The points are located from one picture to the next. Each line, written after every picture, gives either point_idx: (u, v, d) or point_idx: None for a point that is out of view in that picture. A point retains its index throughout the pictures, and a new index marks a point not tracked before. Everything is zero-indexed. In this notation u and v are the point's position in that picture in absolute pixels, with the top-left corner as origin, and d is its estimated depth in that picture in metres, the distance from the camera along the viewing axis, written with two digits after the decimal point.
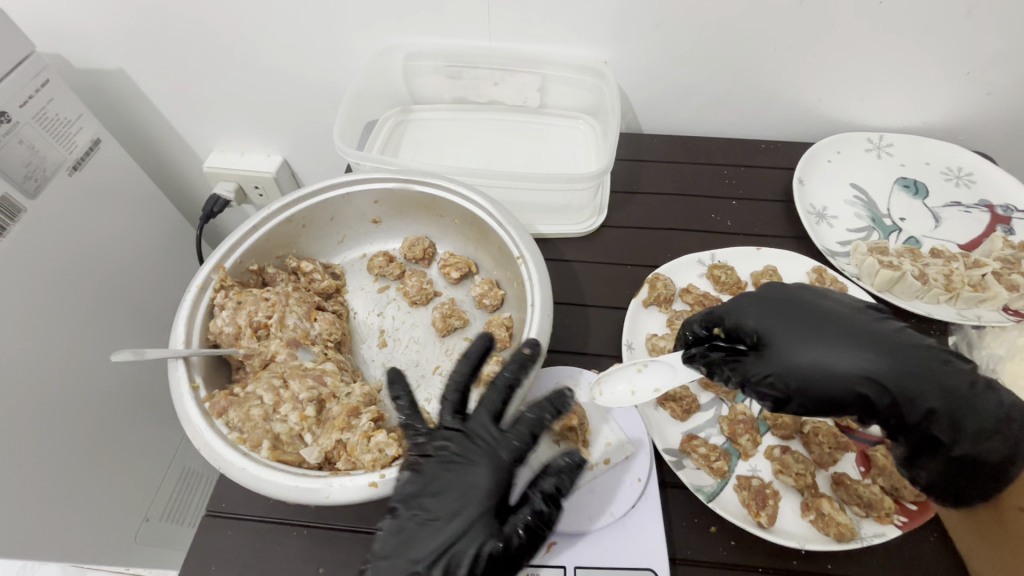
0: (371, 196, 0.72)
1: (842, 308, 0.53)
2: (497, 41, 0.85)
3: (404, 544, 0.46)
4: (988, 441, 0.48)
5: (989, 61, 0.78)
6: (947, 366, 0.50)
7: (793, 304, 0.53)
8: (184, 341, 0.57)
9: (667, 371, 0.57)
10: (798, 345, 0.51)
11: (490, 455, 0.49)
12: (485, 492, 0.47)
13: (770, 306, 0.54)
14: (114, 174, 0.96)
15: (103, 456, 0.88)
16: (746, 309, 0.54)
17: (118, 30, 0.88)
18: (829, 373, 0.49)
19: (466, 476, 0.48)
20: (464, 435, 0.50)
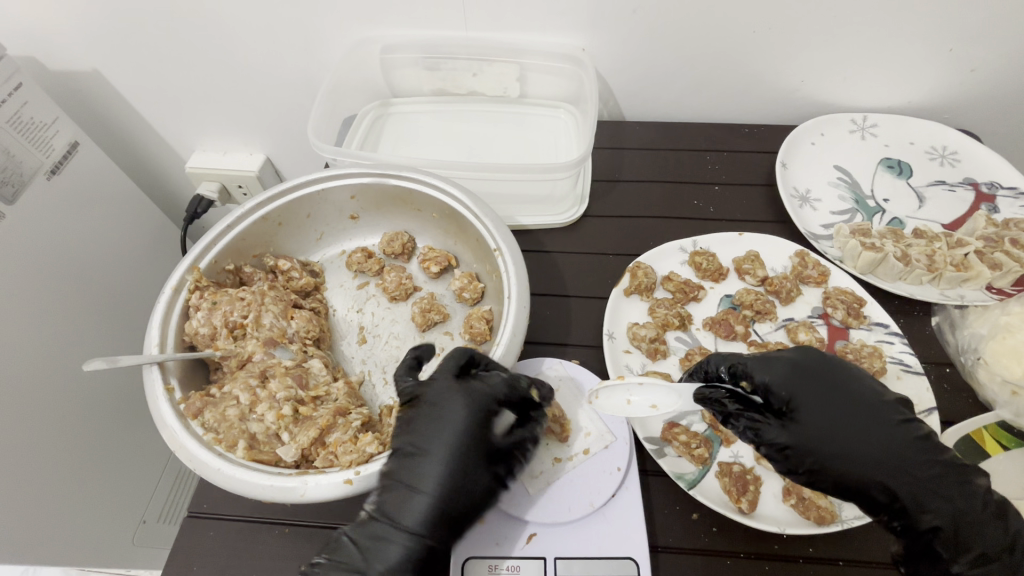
0: (348, 191, 0.71)
1: (877, 397, 0.51)
2: (474, 30, 0.84)
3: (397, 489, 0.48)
4: (987, 566, 0.46)
5: (970, 36, 0.76)
6: (965, 486, 0.48)
7: (833, 381, 0.51)
8: (158, 344, 0.56)
9: (668, 393, 0.56)
10: (828, 425, 0.49)
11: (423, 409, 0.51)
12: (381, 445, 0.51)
13: (810, 376, 0.51)
14: (96, 179, 0.96)
15: (96, 462, 0.88)
16: (781, 378, 0.51)
17: (91, 30, 0.86)
18: (853, 455, 0.48)
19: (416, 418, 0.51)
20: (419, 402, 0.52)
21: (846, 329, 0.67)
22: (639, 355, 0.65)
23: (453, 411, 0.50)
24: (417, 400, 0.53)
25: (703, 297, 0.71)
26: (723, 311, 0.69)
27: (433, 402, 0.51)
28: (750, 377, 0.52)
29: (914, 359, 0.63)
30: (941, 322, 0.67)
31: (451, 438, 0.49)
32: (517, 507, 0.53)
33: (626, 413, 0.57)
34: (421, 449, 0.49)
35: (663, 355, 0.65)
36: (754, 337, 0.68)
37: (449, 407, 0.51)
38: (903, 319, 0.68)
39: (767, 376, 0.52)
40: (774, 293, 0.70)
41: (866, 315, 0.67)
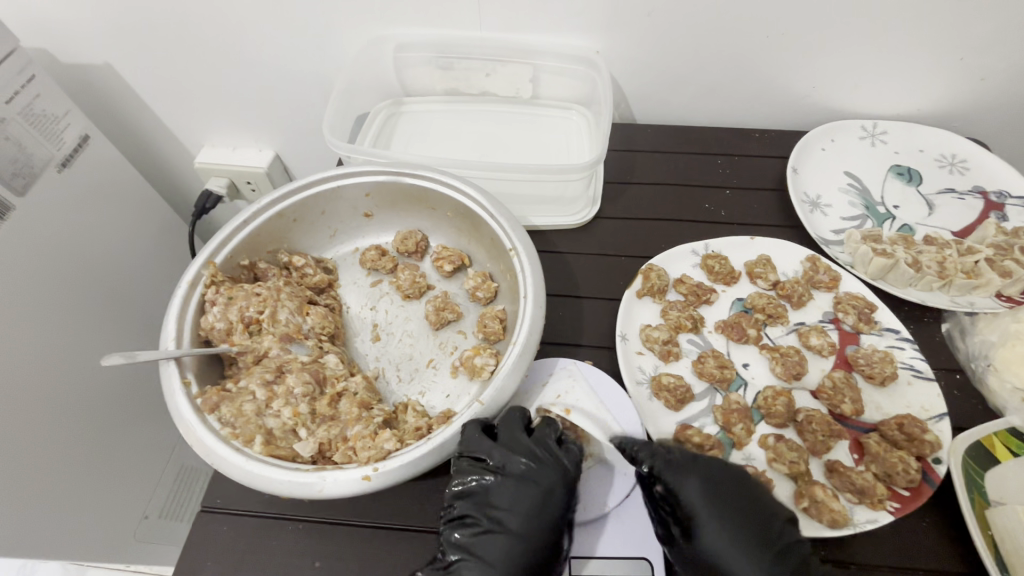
0: (363, 189, 0.71)
1: (771, 519, 0.50)
2: (488, 30, 0.84)
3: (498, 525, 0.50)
4: None
5: (981, 46, 0.77)
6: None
7: (733, 490, 0.51)
8: (175, 339, 0.56)
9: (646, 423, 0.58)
10: (719, 543, 0.48)
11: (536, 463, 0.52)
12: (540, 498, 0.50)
13: (713, 483, 0.51)
14: (105, 172, 0.95)
15: (99, 457, 0.88)
16: (685, 480, 0.51)
17: (103, 23, 0.86)
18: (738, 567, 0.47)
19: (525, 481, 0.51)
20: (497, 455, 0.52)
21: (857, 334, 0.67)
22: (651, 356, 0.66)
23: (546, 482, 0.50)
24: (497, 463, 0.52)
25: (714, 300, 0.71)
26: (735, 314, 0.69)
27: (516, 473, 0.51)
28: (660, 480, 0.51)
29: (925, 365, 0.63)
30: (951, 329, 0.68)
31: (533, 506, 0.50)
32: None
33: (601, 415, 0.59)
34: (504, 521, 0.49)
35: (675, 357, 0.65)
36: (766, 340, 0.68)
37: (534, 479, 0.51)
38: (913, 325, 0.68)
39: (676, 486, 0.51)
40: (785, 297, 0.70)
41: (877, 321, 0.67)
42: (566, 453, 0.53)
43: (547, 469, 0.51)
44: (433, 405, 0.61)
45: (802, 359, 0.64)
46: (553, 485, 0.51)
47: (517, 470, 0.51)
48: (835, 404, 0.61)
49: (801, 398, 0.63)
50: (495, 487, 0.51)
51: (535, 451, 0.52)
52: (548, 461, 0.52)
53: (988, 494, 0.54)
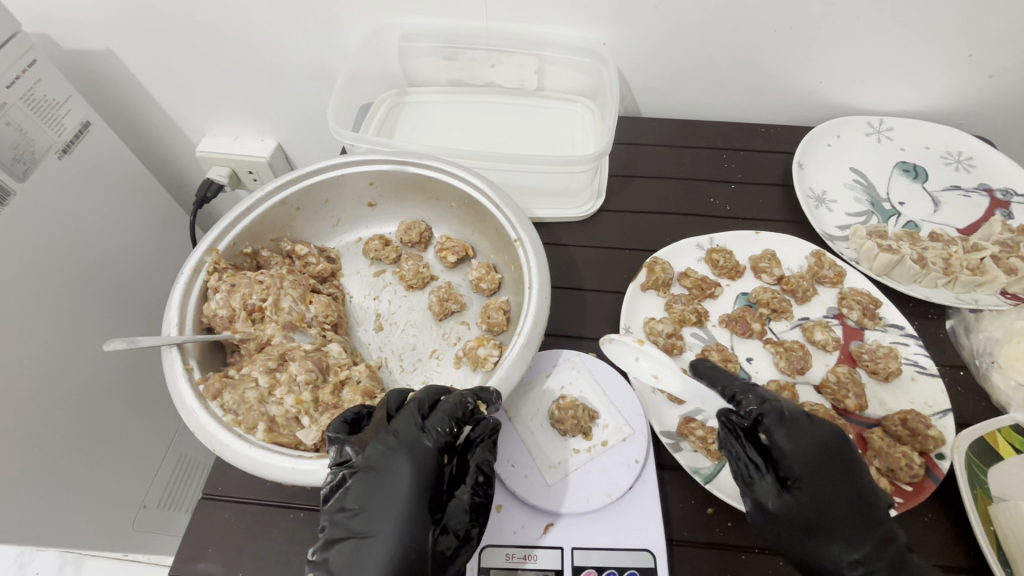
0: (366, 177, 0.71)
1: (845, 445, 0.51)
2: (494, 21, 0.83)
3: (368, 496, 0.46)
4: None
5: (990, 43, 0.77)
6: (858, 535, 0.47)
7: (833, 450, 0.50)
8: (177, 326, 0.55)
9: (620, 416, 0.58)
10: (803, 451, 0.50)
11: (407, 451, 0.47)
12: (404, 482, 0.46)
13: (813, 436, 0.51)
14: (106, 160, 0.95)
15: (99, 446, 0.88)
16: (783, 425, 0.51)
17: (105, 9, 0.85)
18: (836, 527, 0.48)
19: (390, 474, 0.46)
20: (387, 431, 0.49)
21: (861, 330, 0.67)
22: (655, 349, 0.66)
23: (397, 465, 0.47)
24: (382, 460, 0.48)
25: (718, 294, 0.71)
26: (739, 308, 0.69)
27: (375, 460, 0.47)
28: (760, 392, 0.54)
29: (930, 362, 0.63)
30: (956, 326, 0.67)
31: (403, 487, 0.46)
32: (534, 496, 0.53)
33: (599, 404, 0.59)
34: (364, 525, 0.45)
35: (679, 350, 0.65)
36: (770, 335, 0.68)
37: (391, 463, 0.47)
38: (917, 322, 0.68)
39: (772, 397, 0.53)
40: (790, 292, 0.70)
41: (881, 317, 0.67)
42: (434, 424, 0.49)
43: (409, 451, 0.47)
44: None
45: (806, 354, 0.64)
46: (414, 460, 0.47)
47: (376, 457, 0.47)
48: (839, 400, 0.61)
49: (805, 393, 0.63)
50: (353, 481, 0.47)
51: (393, 434, 0.48)
52: (401, 439, 0.48)
53: (991, 490, 0.54)
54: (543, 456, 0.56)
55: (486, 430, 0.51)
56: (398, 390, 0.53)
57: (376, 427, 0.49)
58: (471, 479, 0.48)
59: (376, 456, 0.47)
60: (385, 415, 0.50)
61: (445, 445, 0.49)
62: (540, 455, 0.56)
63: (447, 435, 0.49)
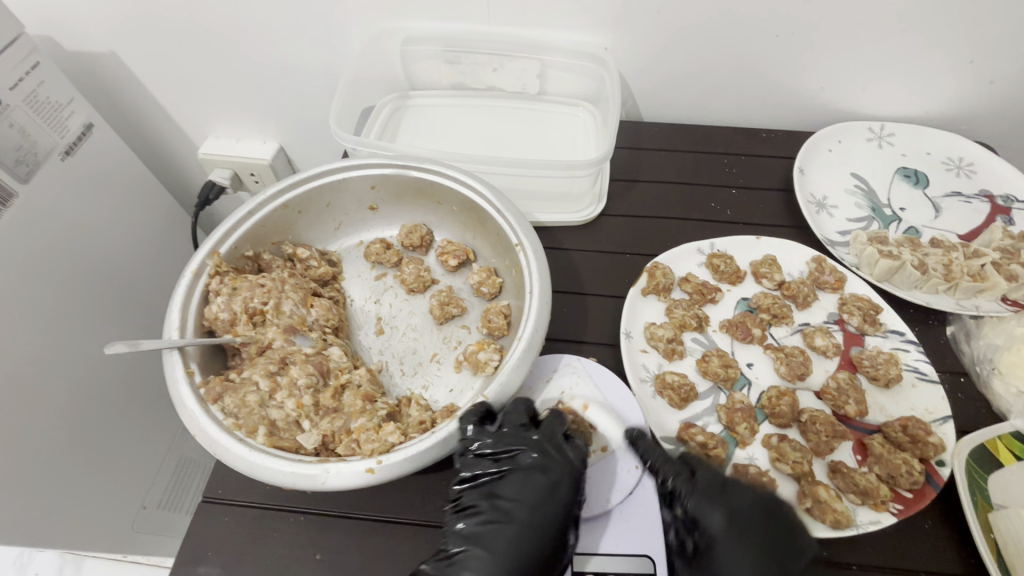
0: (368, 181, 0.71)
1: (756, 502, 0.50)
2: (496, 25, 0.83)
3: (510, 505, 0.50)
4: None
5: (991, 50, 0.77)
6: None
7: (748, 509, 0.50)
8: (178, 329, 0.56)
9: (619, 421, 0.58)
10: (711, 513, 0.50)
11: (558, 463, 0.52)
12: (559, 493, 0.50)
13: (730, 502, 0.50)
14: (108, 161, 0.95)
15: (99, 449, 0.88)
16: (699, 494, 0.51)
17: (108, 11, 0.86)
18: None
19: (533, 483, 0.51)
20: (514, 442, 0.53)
21: (861, 336, 0.67)
22: (656, 354, 0.66)
23: (553, 475, 0.51)
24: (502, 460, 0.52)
25: (719, 299, 0.71)
26: (740, 314, 0.69)
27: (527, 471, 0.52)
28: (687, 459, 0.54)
29: (930, 368, 0.63)
30: (956, 332, 0.67)
31: (558, 496, 0.50)
32: None
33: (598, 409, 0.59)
34: (511, 520, 0.50)
35: (680, 355, 0.65)
36: (770, 340, 0.68)
37: (541, 474, 0.51)
38: (918, 327, 0.68)
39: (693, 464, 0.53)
40: (791, 298, 0.70)
41: (882, 323, 0.67)
42: (562, 439, 0.53)
43: (555, 465, 0.52)
44: (436, 399, 0.61)
45: (807, 359, 0.64)
46: (567, 473, 0.51)
47: (533, 465, 0.52)
48: (839, 406, 0.61)
49: (805, 399, 0.63)
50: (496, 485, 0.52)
51: (541, 445, 0.53)
52: (551, 453, 0.53)
53: (991, 497, 0.54)
54: None
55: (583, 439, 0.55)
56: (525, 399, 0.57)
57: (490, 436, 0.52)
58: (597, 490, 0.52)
59: (526, 462, 0.52)
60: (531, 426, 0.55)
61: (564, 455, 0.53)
62: None
63: (593, 456, 0.53)
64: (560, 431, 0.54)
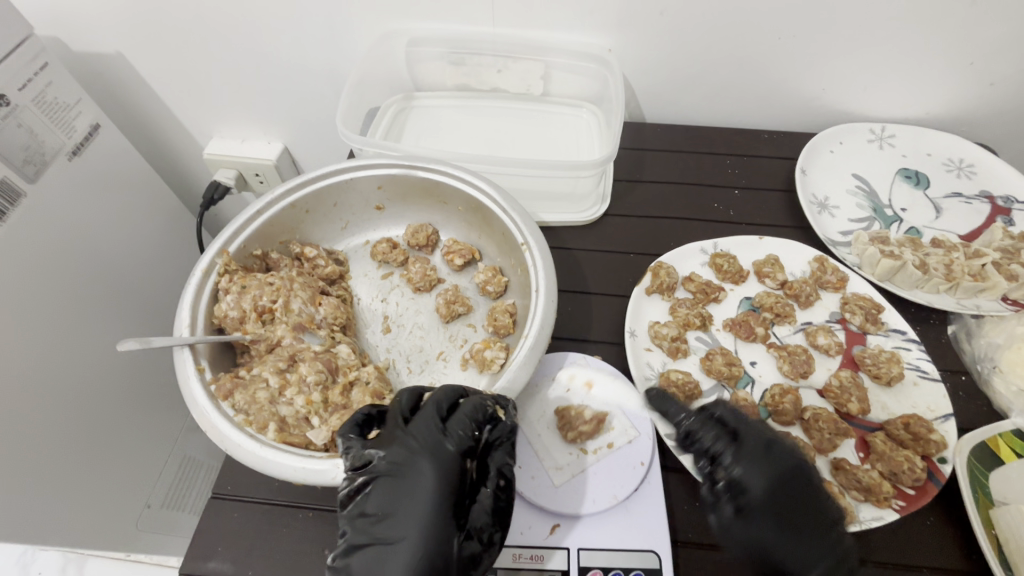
0: (375, 181, 0.72)
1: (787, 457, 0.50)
2: (501, 27, 0.84)
3: (389, 503, 0.44)
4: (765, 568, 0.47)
5: (991, 52, 0.78)
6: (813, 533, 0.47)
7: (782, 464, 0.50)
8: (189, 326, 0.56)
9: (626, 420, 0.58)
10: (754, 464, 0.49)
11: (424, 451, 0.46)
12: (426, 485, 0.45)
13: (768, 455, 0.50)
14: (115, 161, 0.96)
15: (104, 447, 0.88)
16: (736, 452, 0.50)
17: (116, 12, 0.86)
18: (798, 551, 0.46)
19: (411, 478, 0.45)
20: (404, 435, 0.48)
21: (863, 335, 0.68)
22: (660, 353, 0.66)
23: (412, 465, 0.46)
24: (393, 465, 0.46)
25: (723, 299, 0.72)
26: (743, 313, 0.70)
27: (390, 464, 0.46)
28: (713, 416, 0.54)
29: (932, 367, 0.64)
30: (958, 331, 0.68)
31: (425, 488, 0.45)
32: (541, 497, 0.53)
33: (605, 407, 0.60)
34: (387, 529, 0.43)
35: (684, 354, 0.66)
36: (773, 339, 0.68)
37: (413, 466, 0.46)
38: (919, 327, 0.69)
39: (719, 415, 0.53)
40: (793, 297, 0.71)
41: (884, 322, 0.68)
42: (456, 427, 0.48)
43: (426, 454, 0.46)
44: None
45: (810, 358, 0.65)
46: (435, 463, 0.46)
47: (398, 459, 0.46)
48: (841, 404, 0.62)
49: (808, 397, 0.64)
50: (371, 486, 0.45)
51: (410, 436, 0.47)
52: (420, 443, 0.47)
53: (992, 494, 0.55)
54: (550, 458, 0.56)
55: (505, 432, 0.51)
56: (410, 390, 0.53)
57: (393, 429, 0.48)
58: (493, 483, 0.48)
59: (394, 457, 0.46)
60: (400, 417, 0.50)
61: (468, 449, 0.48)
62: (546, 457, 0.56)
63: (469, 440, 0.48)
64: (432, 415, 0.49)
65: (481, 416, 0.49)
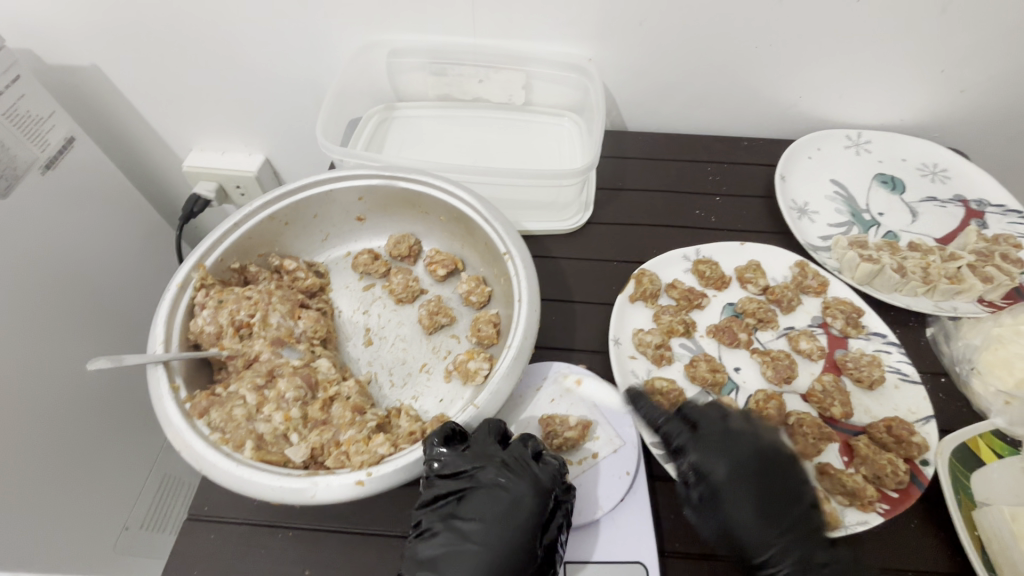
0: (355, 192, 0.71)
1: (767, 455, 0.52)
2: (481, 37, 0.85)
3: (483, 515, 0.47)
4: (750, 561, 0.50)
5: (960, 59, 0.79)
6: (790, 517, 0.50)
7: (760, 465, 0.52)
8: (163, 343, 0.55)
9: (608, 430, 0.58)
10: (723, 463, 0.52)
11: (523, 476, 0.49)
12: (523, 506, 0.47)
13: (734, 452, 0.53)
14: (90, 174, 0.94)
15: (79, 468, 0.85)
16: (711, 445, 0.53)
17: (91, 23, 0.85)
18: (754, 534, 0.50)
19: (508, 497, 0.48)
20: (502, 456, 0.50)
21: (845, 339, 0.68)
22: (644, 360, 0.66)
23: (510, 487, 0.48)
24: (482, 479, 0.49)
25: (706, 305, 0.72)
26: (726, 318, 0.70)
27: (483, 488, 0.48)
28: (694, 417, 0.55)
29: (912, 369, 0.64)
30: (936, 333, 0.69)
31: (523, 508, 0.47)
32: None
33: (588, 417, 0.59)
34: (476, 537, 0.46)
35: (668, 361, 0.66)
36: (756, 344, 0.69)
37: (511, 486, 0.48)
38: (899, 330, 0.70)
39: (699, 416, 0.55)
40: (775, 302, 0.71)
41: (865, 325, 0.69)
42: (553, 458, 0.51)
43: (515, 486, 0.48)
44: (427, 410, 0.61)
45: (792, 362, 0.65)
46: (530, 486, 0.48)
47: (495, 477, 0.49)
48: (824, 408, 0.62)
49: (792, 402, 0.64)
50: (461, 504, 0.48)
51: (509, 462, 0.50)
52: (516, 473, 0.49)
53: (974, 495, 0.55)
54: None
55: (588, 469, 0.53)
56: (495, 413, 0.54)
57: (487, 449, 0.51)
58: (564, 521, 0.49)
59: (491, 476, 0.49)
60: (493, 437, 0.52)
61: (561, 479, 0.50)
62: None
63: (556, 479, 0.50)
64: (525, 444, 0.51)
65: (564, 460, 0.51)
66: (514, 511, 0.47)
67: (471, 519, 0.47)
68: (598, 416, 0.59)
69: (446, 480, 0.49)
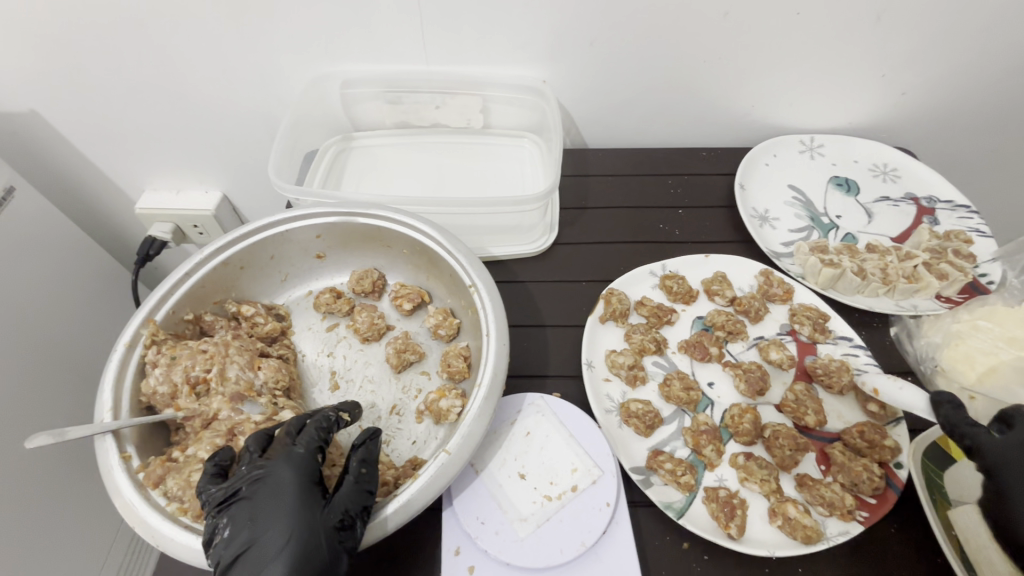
0: (313, 231, 0.69)
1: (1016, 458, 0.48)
2: (435, 64, 0.84)
3: (261, 512, 0.45)
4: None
5: (900, 64, 0.82)
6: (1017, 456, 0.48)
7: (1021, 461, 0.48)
8: (112, 410, 0.52)
9: (588, 460, 0.56)
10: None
11: (294, 461, 0.48)
12: (294, 488, 0.46)
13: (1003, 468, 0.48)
14: (36, 223, 0.88)
15: (35, 532, 0.78)
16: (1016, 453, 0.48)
17: (24, 67, 0.81)
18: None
19: (274, 482, 0.46)
20: (280, 446, 0.49)
21: (814, 345, 0.69)
22: (619, 382, 0.65)
23: (276, 476, 0.46)
24: (257, 473, 0.47)
25: (676, 320, 0.72)
26: (697, 333, 0.70)
27: (255, 478, 0.46)
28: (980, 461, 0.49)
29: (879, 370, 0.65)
30: (900, 333, 0.70)
31: (290, 491, 0.46)
32: (507, 553, 0.51)
33: (569, 447, 0.58)
34: (256, 539, 0.44)
35: (642, 381, 0.65)
36: (728, 357, 0.69)
37: (272, 475, 0.46)
38: (863, 331, 0.71)
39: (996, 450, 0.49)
40: (743, 313, 0.72)
41: (831, 330, 0.70)
42: (306, 437, 0.50)
43: (290, 459, 0.48)
44: (399, 455, 0.59)
45: (764, 374, 0.65)
46: (294, 467, 0.47)
47: (260, 471, 0.47)
48: (799, 417, 0.62)
49: (766, 413, 0.64)
50: (237, 503, 0.45)
51: (281, 450, 0.48)
52: (279, 452, 0.48)
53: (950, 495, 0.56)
54: (514, 509, 0.54)
55: (366, 434, 0.53)
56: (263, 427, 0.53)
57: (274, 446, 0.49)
58: (353, 473, 0.49)
59: (258, 471, 0.47)
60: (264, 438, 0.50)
61: (318, 450, 0.50)
62: (509, 508, 0.54)
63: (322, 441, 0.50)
64: (289, 435, 0.50)
65: (330, 424, 0.52)
66: (283, 495, 0.46)
67: (245, 521, 0.44)
68: (580, 447, 0.57)
69: (222, 490, 0.47)
